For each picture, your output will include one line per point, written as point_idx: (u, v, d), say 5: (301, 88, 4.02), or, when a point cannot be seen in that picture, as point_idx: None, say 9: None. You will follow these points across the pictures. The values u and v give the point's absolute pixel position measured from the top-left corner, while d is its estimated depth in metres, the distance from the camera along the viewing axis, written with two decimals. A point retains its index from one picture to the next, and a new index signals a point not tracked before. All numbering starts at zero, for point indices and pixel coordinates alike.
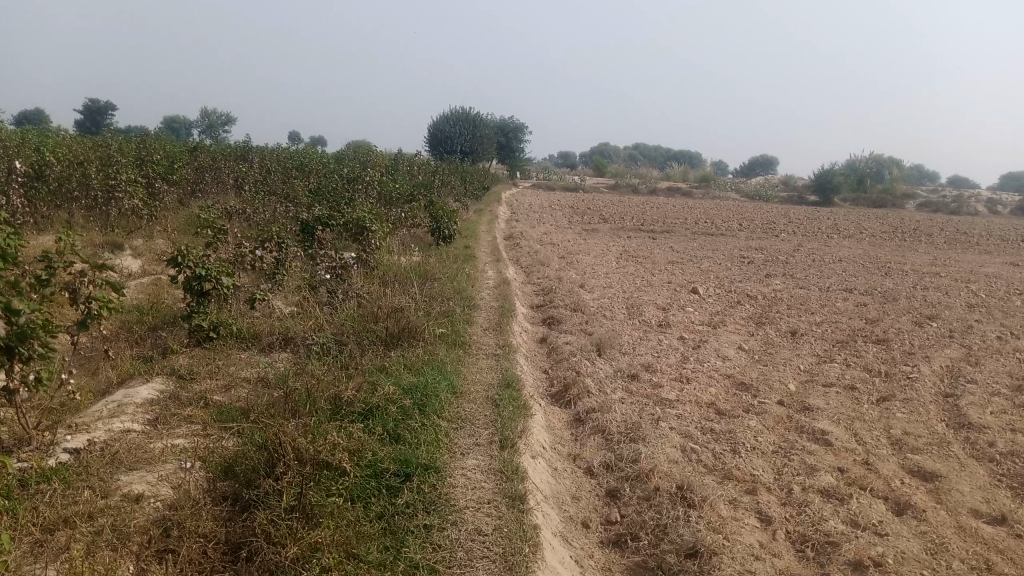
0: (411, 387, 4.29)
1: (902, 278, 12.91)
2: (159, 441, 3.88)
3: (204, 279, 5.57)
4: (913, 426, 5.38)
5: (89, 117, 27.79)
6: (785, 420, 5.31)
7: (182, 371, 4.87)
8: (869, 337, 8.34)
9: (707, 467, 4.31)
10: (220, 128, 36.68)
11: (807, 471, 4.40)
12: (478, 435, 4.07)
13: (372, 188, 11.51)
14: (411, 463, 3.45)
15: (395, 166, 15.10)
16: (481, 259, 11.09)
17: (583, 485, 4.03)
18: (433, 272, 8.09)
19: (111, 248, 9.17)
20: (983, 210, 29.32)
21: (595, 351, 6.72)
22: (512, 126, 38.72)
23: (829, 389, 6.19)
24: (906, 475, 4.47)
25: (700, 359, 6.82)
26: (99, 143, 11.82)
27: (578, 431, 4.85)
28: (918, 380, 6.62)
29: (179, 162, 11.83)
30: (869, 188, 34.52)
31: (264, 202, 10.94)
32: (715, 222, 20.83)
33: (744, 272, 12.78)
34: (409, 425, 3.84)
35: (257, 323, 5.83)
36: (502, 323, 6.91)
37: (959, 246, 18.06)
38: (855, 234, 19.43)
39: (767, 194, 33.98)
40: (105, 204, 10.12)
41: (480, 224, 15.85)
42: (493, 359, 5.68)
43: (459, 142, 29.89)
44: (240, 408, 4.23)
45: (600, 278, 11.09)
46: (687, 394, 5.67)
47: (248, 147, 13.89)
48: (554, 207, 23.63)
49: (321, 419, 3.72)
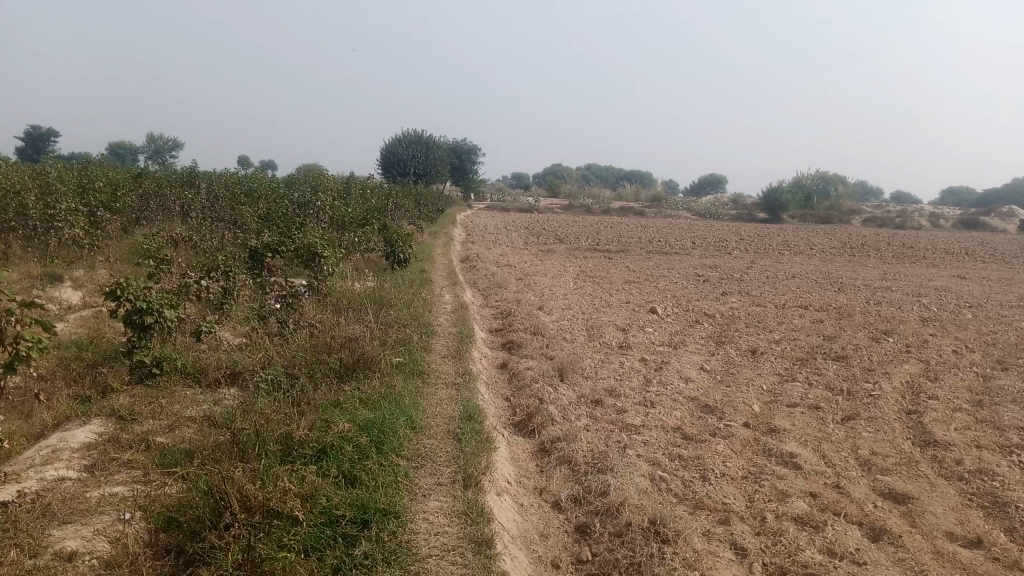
0: (367, 424, 4.08)
1: (854, 293, 13.04)
2: (96, 490, 3.59)
3: (146, 313, 5.28)
4: (880, 445, 5.32)
5: (31, 145, 27.01)
6: (752, 443, 5.20)
7: (122, 411, 4.59)
8: (829, 354, 8.34)
9: (678, 497, 4.17)
10: (168, 153, 36.06)
11: (779, 496, 4.28)
12: (440, 473, 3.88)
13: (324, 213, 11.26)
14: (369, 509, 3.25)
15: (348, 189, 14.87)
16: (437, 283, 10.91)
17: (551, 522, 3.85)
18: (388, 298, 7.88)
19: (50, 281, 8.78)
20: (927, 223, 30.03)
21: (558, 376, 6.56)
22: (465, 148, 38.67)
23: (794, 409, 6.12)
24: (878, 498, 4.38)
25: (663, 381, 6.71)
26: (37, 171, 11.39)
27: (543, 462, 4.68)
28: (880, 397, 6.59)
29: (123, 189, 11.45)
30: (816, 205, 35.14)
31: (212, 229, 10.62)
32: (669, 241, 20.93)
33: (700, 290, 12.79)
34: (366, 466, 3.64)
35: (204, 357, 5.55)
36: (461, 350, 6.72)
37: (907, 259, 18.40)
38: (806, 250, 19.69)
39: (718, 212, 34.37)
40: (43, 234, 9.71)
41: (435, 247, 15.65)
42: (452, 389, 5.49)
43: (413, 164, 29.67)
44: (184, 450, 3.97)
45: (559, 300, 10.97)
46: (652, 418, 5.54)
47: (195, 173, 13.53)
48: (509, 228, 23.57)
49: (272, 463, 3.49)
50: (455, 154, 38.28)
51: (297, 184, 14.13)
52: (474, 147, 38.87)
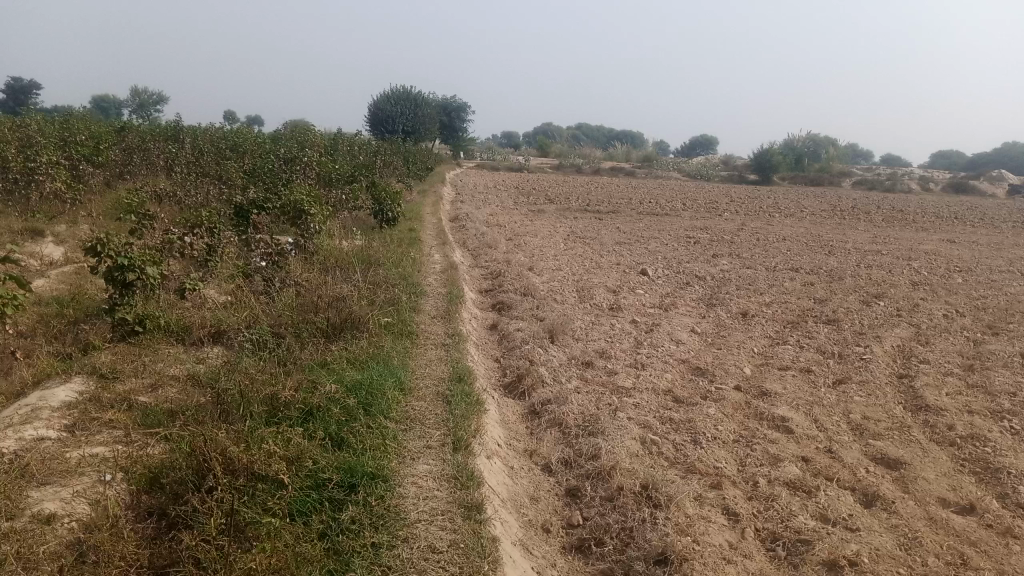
0: (355, 385, 3.99)
1: (845, 256, 13.00)
2: (76, 450, 3.50)
3: (128, 270, 5.15)
4: (872, 410, 5.29)
5: (13, 97, 26.47)
6: (744, 407, 5.16)
7: (104, 370, 4.48)
8: (819, 317, 8.29)
9: (670, 461, 4.12)
10: (151, 106, 35.44)
11: (771, 460, 4.24)
12: (429, 436, 3.81)
13: (311, 170, 11.06)
14: (357, 472, 3.17)
15: (335, 146, 14.64)
16: (426, 242, 10.79)
17: (541, 485, 3.79)
18: (376, 257, 7.76)
19: (31, 236, 8.60)
20: (916, 186, 29.99)
21: (548, 338, 6.48)
22: (454, 105, 38.21)
23: (785, 372, 6.08)
24: (871, 463, 4.35)
25: (654, 343, 6.65)
26: (17, 123, 11.13)
27: (533, 424, 4.62)
28: (872, 361, 6.56)
29: (106, 143, 11.20)
30: (807, 167, 34.97)
31: (197, 184, 10.42)
32: (659, 202, 20.79)
33: (691, 252, 12.72)
34: (354, 429, 3.56)
35: (188, 315, 5.44)
36: (451, 311, 6.63)
37: (897, 223, 18.37)
38: (796, 212, 19.62)
39: (709, 174, 34.21)
40: (24, 188, 9.51)
41: (424, 206, 15.47)
42: (442, 350, 5.41)
43: (401, 122, 29.33)
44: (168, 410, 3.89)
45: (548, 260, 10.88)
46: (643, 381, 5.49)
47: (180, 128, 13.26)
48: (498, 187, 23.36)
49: (256, 425, 3.41)
50: (445, 111, 37.83)
51: (284, 140, 13.87)
52: (463, 105, 38.44)
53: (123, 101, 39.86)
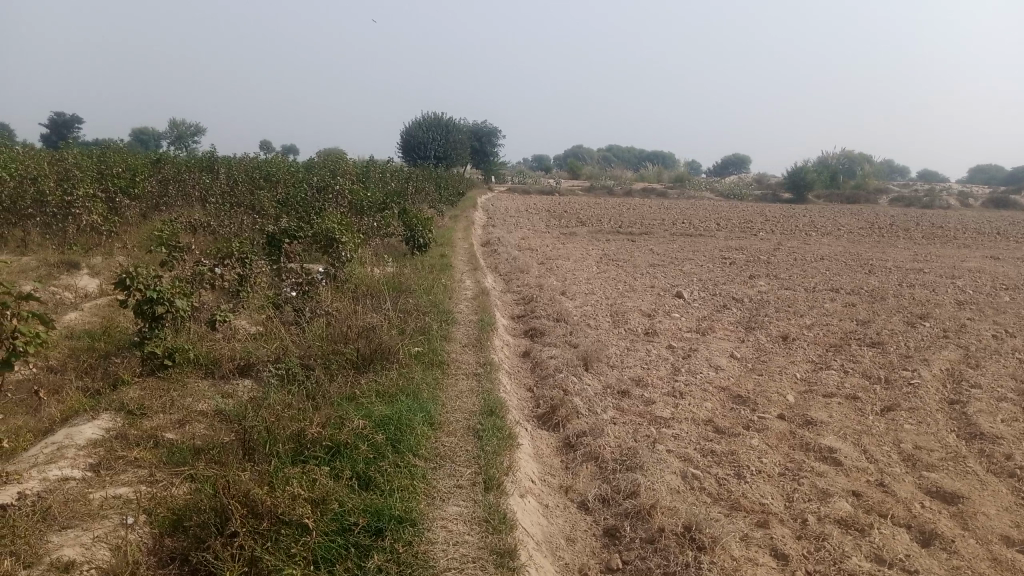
0: (383, 420, 3.87)
1: (886, 275, 12.66)
2: (100, 491, 3.40)
3: (157, 303, 5.10)
4: (924, 439, 5.04)
5: (56, 131, 27.07)
6: (788, 437, 4.95)
7: (132, 406, 4.41)
8: (863, 340, 8.03)
9: (712, 497, 3.93)
10: (189, 137, 36.06)
11: (819, 496, 4.04)
12: (460, 474, 3.67)
13: (343, 197, 11.06)
14: (385, 516, 3.03)
15: (367, 173, 14.68)
16: (458, 268, 10.71)
17: (578, 524, 3.63)
18: (407, 285, 7.68)
19: (66, 268, 8.66)
20: (956, 203, 29.33)
21: (582, 365, 6.32)
22: (484, 130, 38.39)
23: (830, 399, 5.84)
24: (926, 497, 4.12)
25: (692, 370, 6.45)
26: (55, 156, 11.31)
27: (568, 458, 4.46)
28: (920, 386, 6.29)
29: (142, 174, 11.31)
30: (842, 185, 34.45)
31: (231, 213, 10.46)
32: (692, 222, 20.56)
33: (727, 273, 12.48)
34: (381, 468, 3.43)
35: (217, 347, 5.37)
36: (483, 338, 6.51)
37: (938, 240, 17.92)
38: (833, 231, 19.24)
39: (743, 193, 33.83)
40: (62, 221, 9.64)
41: (456, 231, 15.41)
42: (474, 380, 5.28)
43: (433, 147, 29.50)
44: (194, 447, 3.79)
45: (582, 284, 10.72)
46: (682, 410, 5.30)
47: (214, 159, 13.37)
48: (530, 211, 23.29)
49: (281, 465, 3.30)
50: (476, 136, 38.02)
51: (316, 168, 13.95)
52: (495, 129, 38.63)
53: (154, 131, 40.59)
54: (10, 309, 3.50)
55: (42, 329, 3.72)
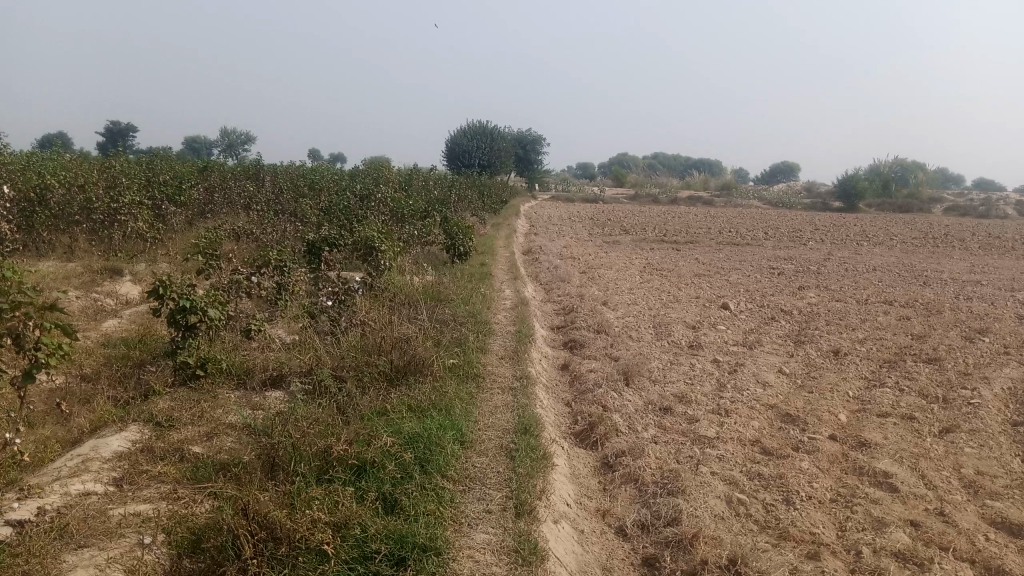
0: (412, 438, 3.74)
1: (942, 287, 12.19)
2: (121, 508, 3.30)
3: (190, 312, 5.00)
4: (987, 464, 4.74)
5: (111, 139, 27.66)
6: (840, 460, 4.69)
7: (161, 418, 4.32)
8: (919, 355, 7.68)
9: (759, 525, 3.71)
10: (239, 146, 36.60)
11: (874, 525, 3.79)
12: (490, 498, 3.50)
13: (385, 205, 10.99)
14: (408, 544, 2.88)
15: (410, 181, 14.65)
16: (498, 277, 10.58)
17: (615, 552, 3.44)
18: (445, 295, 7.56)
19: (110, 275, 8.71)
20: (1014, 212, 28.40)
21: (623, 380, 6.11)
22: (529, 138, 38.30)
23: (885, 420, 5.55)
24: (990, 529, 3.84)
25: (738, 386, 6.20)
26: (104, 164, 11.45)
27: (606, 479, 4.27)
28: (982, 406, 5.96)
29: (188, 181, 11.39)
30: (895, 193, 33.54)
31: (274, 221, 10.47)
32: (740, 231, 20.18)
33: (775, 284, 12.14)
34: (407, 489, 3.29)
35: (251, 357, 5.29)
36: (520, 350, 6.34)
37: (996, 251, 17.28)
38: (885, 241, 18.70)
39: (792, 201, 33.21)
40: (108, 227, 9.72)
41: (498, 240, 15.28)
42: (509, 395, 5.12)
43: (477, 155, 29.51)
44: (219, 462, 3.67)
45: (624, 294, 10.50)
46: (727, 429, 5.07)
47: (259, 167, 13.43)
48: (574, 219, 23.13)
49: (305, 485, 3.18)
50: (520, 144, 37.96)
51: (360, 176, 13.95)
52: (539, 137, 38.61)
53: (200, 140, 41.32)
54: (32, 319, 3.43)
55: (67, 341, 3.64)
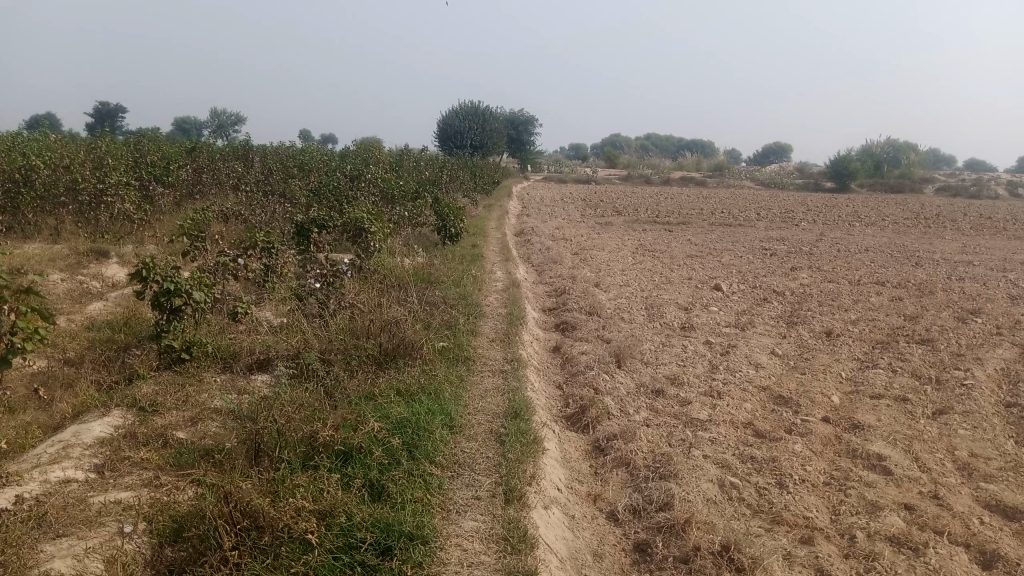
0: (400, 424, 3.67)
1: (934, 268, 12.16)
2: (101, 495, 3.23)
3: (175, 295, 4.89)
4: (981, 446, 4.71)
5: (100, 120, 27.33)
6: (833, 442, 4.65)
7: (144, 403, 4.24)
8: (911, 336, 7.64)
9: (752, 509, 3.67)
10: (229, 127, 36.21)
11: (868, 509, 3.75)
12: (479, 484, 3.44)
13: (375, 186, 10.87)
14: (394, 532, 2.82)
15: (400, 162, 14.51)
16: (490, 259, 10.49)
17: (606, 538, 3.39)
18: (436, 278, 7.48)
19: (96, 257, 8.59)
20: (1004, 192, 28.43)
21: (615, 362, 6.06)
22: (521, 118, 38.00)
23: (878, 401, 5.51)
24: (985, 513, 3.80)
25: (731, 368, 6.15)
26: (90, 144, 11.28)
27: (597, 463, 4.21)
28: (975, 387, 5.93)
29: (176, 161, 11.23)
30: (887, 174, 33.46)
31: (263, 202, 10.34)
32: (732, 212, 20.12)
33: (767, 265, 12.09)
34: (394, 476, 3.23)
35: (237, 340, 5.20)
36: (511, 333, 6.27)
37: (987, 231, 17.29)
38: (877, 221, 18.68)
39: (784, 182, 33.15)
40: (95, 208, 9.58)
41: (489, 221, 15.16)
42: (500, 378, 5.05)
43: (469, 136, 29.28)
44: (203, 449, 3.60)
45: (617, 276, 10.44)
46: (720, 412, 5.02)
47: (249, 147, 13.27)
48: (566, 200, 23.02)
49: (289, 472, 3.11)
50: (513, 124, 37.60)
51: (351, 157, 13.81)
52: (532, 118, 38.36)
53: (188, 121, 40.83)
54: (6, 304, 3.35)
55: (45, 325, 3.56)
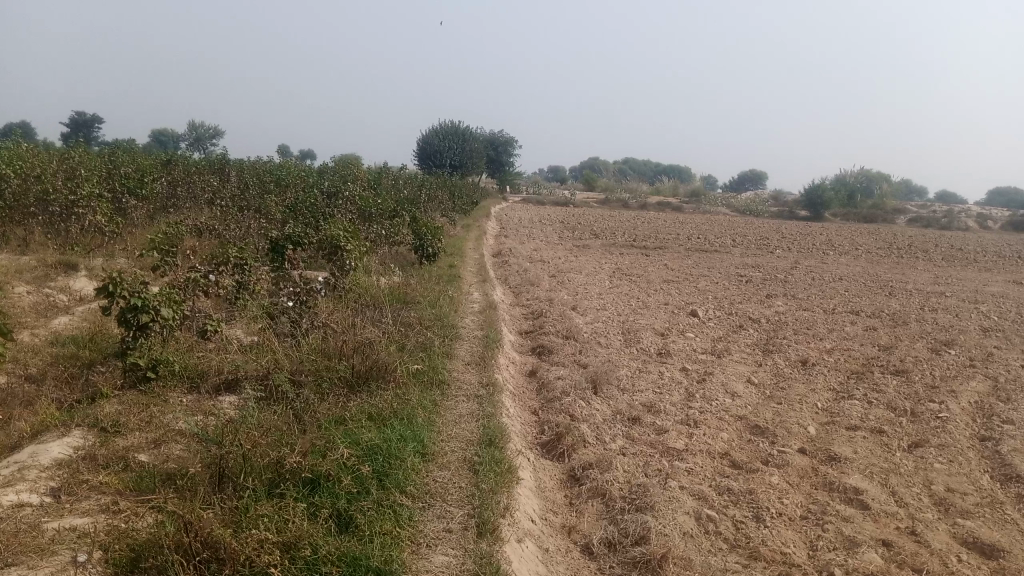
0: (370, 450, 3.57)
1: (907, 298, 12.25)
2: (55, 521, 3.08)
3: (142, 311, 4.75)
4: (957, 480, 4.68)
5: (75, 130, 26.98)
6: (810, 475, 4.61)
7: (107, 423, 4.10)
8: (886, 367, 7.65)
9: (729, 544, 3.61)
10: (207, 140, 35.90)
11: (846, 545, 3.69)
12: (450, 515, 3.35)
13: (352, 203, 10.76)
14: (361, 567, 2.72)
15: (379, 180, 14.42)
16: (466, 279, 10.41)
17: (580, 573, 3.30)
18: (412, 298, 7.38)
19: (64, 270, 8.40)
20: (975, 224, 28.84)
21: (591, 388, 5.99)
22: (501, 140, 38.04)
23: (854, 433, 5.48)
24: (963, 550, 3.76)
25: (707, 396, 6.10)
26: (62, 155, 11.08)
27: (572, 493, 4.13)
28: (949, 420, 5.92)
29: (151, 174, 11.06)
30: (860, 203, 33.87)
31: (238, 218, 10.20)
32: (709, 238, 20.21)
33: (743, 292, 12.11)
34: (363, 507, 3.12)
35: (206, 359, 5.07)
36: (487, 356, 6.19)
37: (958, 262, 17.49)
38: (851, 250, 18.85)
39: (759, 209, 33.43)
40: (65, 220, 9.38)
41: (467, 241, 15.09)
42: (474, 403, 4.96)
43: (448, 156, 29.24)
44: (166, 473, 3.47)
45: (594, 299, 10.40)
46: (697, 442, 4.96)
47: (225, 162, 13.11)
48: (544, 222, 23.01)
49: (254, 500, 3.00)
50: (492, 145, 37.65)
51: (328, 174, 13.69)
52: (511, 139, 38.39)
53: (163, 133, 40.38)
54: None
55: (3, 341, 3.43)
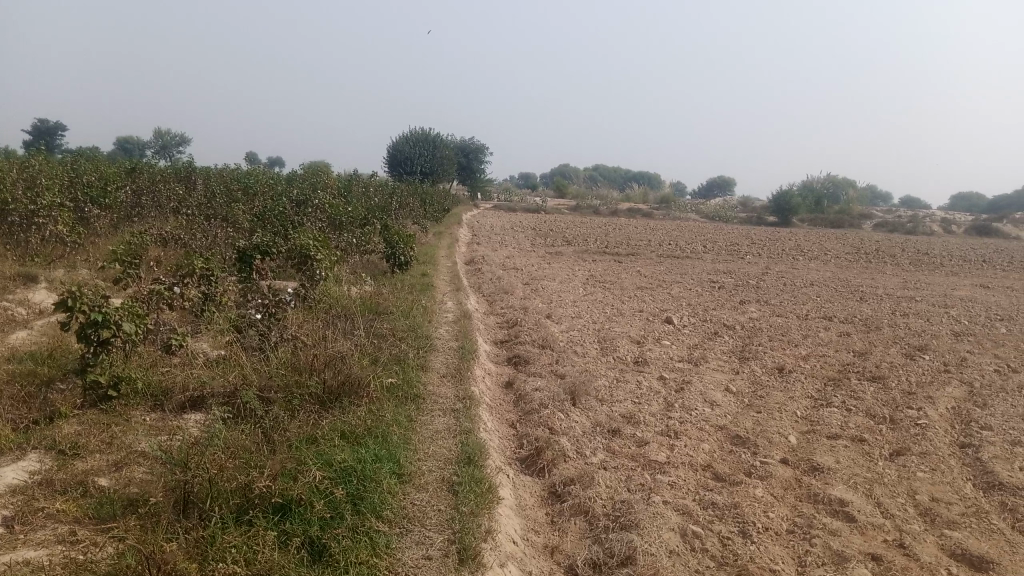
0: (344, 472, 3.42)
1: (878, 303, 12.30)
2: (7, 555, 2.89)
3: (102, 326, 4.56)
4: (941, 489, 4.62)
5: (38, 137, 26.44)
6: (794, 486, 4.53)
7: (65, 445, 3.90)
8: (862, 374, 7.61)
9: (716, 562, 3.50)
10: (174, 147, 35.32)
11: (835, 560, 3.61)
12: (429, 541, 3.20)
13: (322, 211, 10.57)
14: None
15: (349, 187, 14.21)
16: (439, 288, 10.26)
17: None
18: (384, 309, 7.21)
19: (23, 282, 8.11)
20: (939, 228, 29.24)
21: (570, 400, 5.87)
22: (471, 146, 37.87)
23: (836, 442, 5.41)
24: (952, 563, 3.69)
25: (687, 406, 6.01)
26: (21, 162, 10.75)
27: (554, 511, 4.01)
28: (929, 427, 5.88)
29: (115, 182, 10.78)
30: (827, 208, 34.20)
31: (204, 227, 9.96)
32: (680, 244, 20.23)
33: (717, 298, 12.08)
34: (337, 535, 2.97)
35: (171, 375, 4.88)
36: (462, 368, 6.04)
37: (926, 267, 17.67)
38: (820, 255, 18.96)
39: (728, 215, 33.61)
40: (25, 230, 9.08)
41: (439, 249, 14.94)
42: (451, 418, 4.82)
43: (418, 163, 29.01)
44: (127, 499, 3.29)
45: (568, 307, 10.29)
46: (679, 454, 4.86)
47: (191, 170, 12.82)
48: (516, 229, 22.90)
49: (221, 530, 2.83)
50: (463, 152, 37.46)
51: (297, 181, 13.46)
52: (482, 146, 38.23)
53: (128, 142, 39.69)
54: None
55: None
